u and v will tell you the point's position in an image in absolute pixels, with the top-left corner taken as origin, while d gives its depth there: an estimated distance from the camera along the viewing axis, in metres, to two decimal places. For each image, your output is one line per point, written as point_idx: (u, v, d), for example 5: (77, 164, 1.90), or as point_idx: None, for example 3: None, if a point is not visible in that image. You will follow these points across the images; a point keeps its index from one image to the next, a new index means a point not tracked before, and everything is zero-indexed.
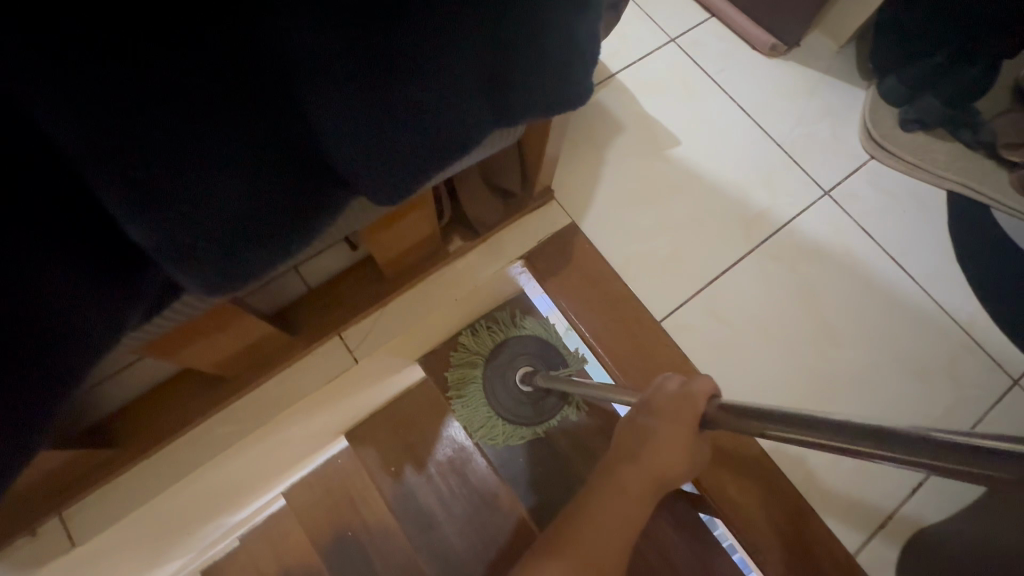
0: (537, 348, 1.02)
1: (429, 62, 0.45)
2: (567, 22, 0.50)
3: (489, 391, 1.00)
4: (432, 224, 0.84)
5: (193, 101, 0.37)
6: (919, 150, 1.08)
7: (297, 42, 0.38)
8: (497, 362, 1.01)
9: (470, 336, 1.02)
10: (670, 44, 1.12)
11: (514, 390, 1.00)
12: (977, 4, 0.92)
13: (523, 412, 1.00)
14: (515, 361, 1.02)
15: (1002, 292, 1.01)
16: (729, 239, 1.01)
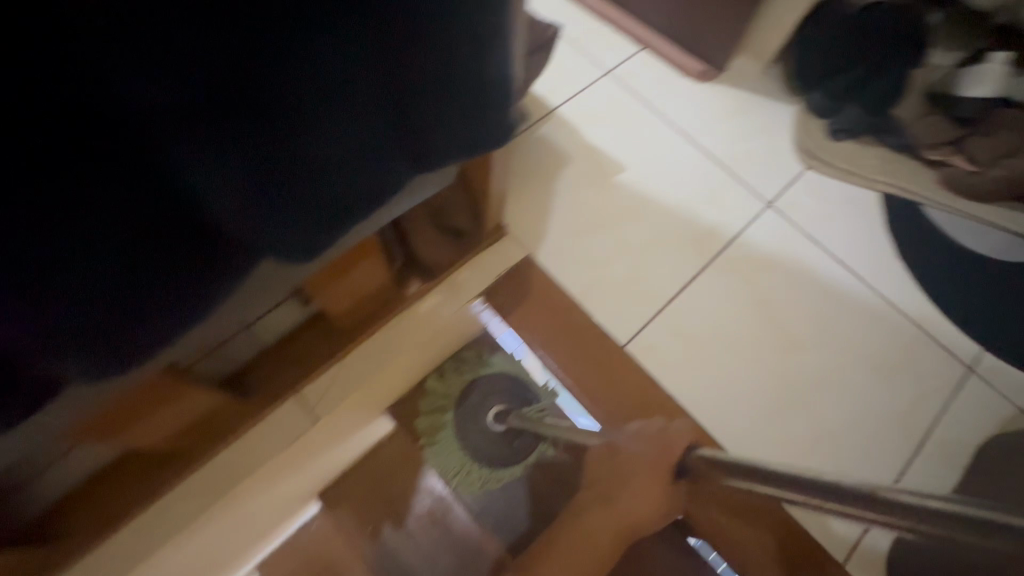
0: (507, 386, 1.01)
1: (313, 117, 0.40)
2: (472, 66, 0.45)
3: (460, 434, 0.99)
4: (383, 277, 0.84)
5: (60, 188, 0.32)
6: (850, 157, 1.12)
7: (163, 111, 0.33)
8: (467, 404, 1.01)
9: (437, 380, 1.01)
10: (605, 77, 1.17)
11: (490, 430, 0.98)
12: (872, 26, 1.08)
13: (497, 452, 0.98)
14: (486, 400, 1.01)
15: (949, 284, 1.04)
16: (683, 254, 1.01)
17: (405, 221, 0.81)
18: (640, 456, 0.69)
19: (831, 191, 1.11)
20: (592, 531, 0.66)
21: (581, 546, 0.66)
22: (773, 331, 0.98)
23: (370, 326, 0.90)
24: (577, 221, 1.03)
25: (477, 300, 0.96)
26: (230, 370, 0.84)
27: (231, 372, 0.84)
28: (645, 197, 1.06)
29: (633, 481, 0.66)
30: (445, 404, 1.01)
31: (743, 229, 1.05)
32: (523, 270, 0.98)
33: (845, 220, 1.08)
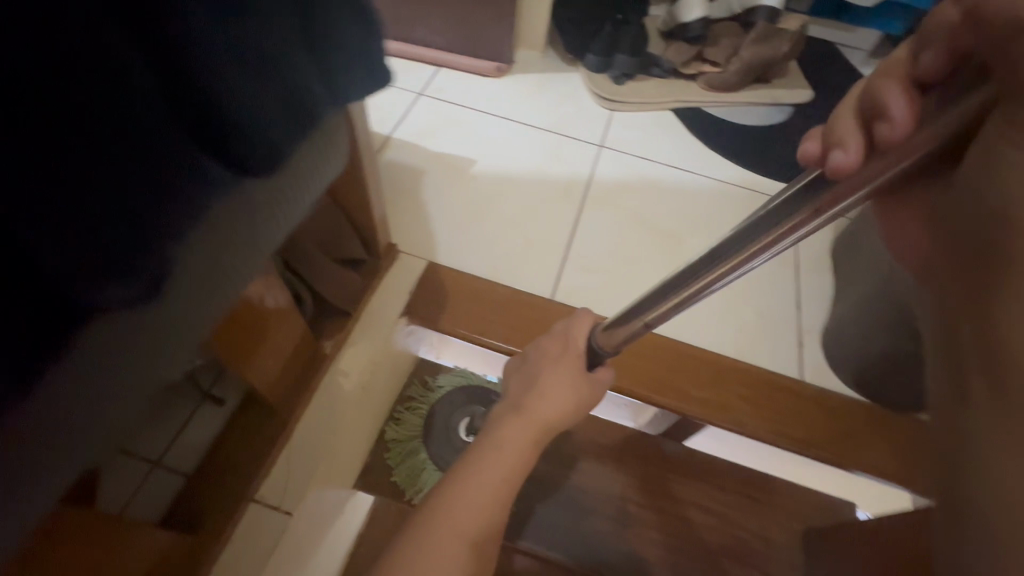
0: (462, 397, 1.00)
1: (304, 92, 0.45)
2: (365, 30, 0.50)
3: (442, 466, 0.93)
4: (299, 331, 0.78)
5: (112, 161, 0.33)
6: (638, 92, 1.34)
7: (191, 63, 0.34)
8: (434, 435, 0.96)
9: (395, 427, 0.98)
10: (419, 97, 1.26)
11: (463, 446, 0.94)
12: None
13: None
14: (452, 421, 0.97)
15: (751, 152, 1.29)
16: (558, 205, 1.11)
17: (302, 258, 0.78)
18: (546, 353, 0.69)
19: (640, 120, 1.31)
20: (504, 439, 0.62)
21: (495, 460, 0.61)
22: (657, 235, 1.10)
23: (300, 397, 0.80)
24: (457, 217, 1.07)
25: (402, 321, 0.92)
26: (163, 507, 0.70)
27: (168, 504, 0.70)
28: (503, 175, 1.14)
29: (540, 379, 0.66)
30: (413, 447, 0.95)
31: (592, 170, 1.18)
32: (432, 275, 0.97)
33: (661, 137, 1.28)
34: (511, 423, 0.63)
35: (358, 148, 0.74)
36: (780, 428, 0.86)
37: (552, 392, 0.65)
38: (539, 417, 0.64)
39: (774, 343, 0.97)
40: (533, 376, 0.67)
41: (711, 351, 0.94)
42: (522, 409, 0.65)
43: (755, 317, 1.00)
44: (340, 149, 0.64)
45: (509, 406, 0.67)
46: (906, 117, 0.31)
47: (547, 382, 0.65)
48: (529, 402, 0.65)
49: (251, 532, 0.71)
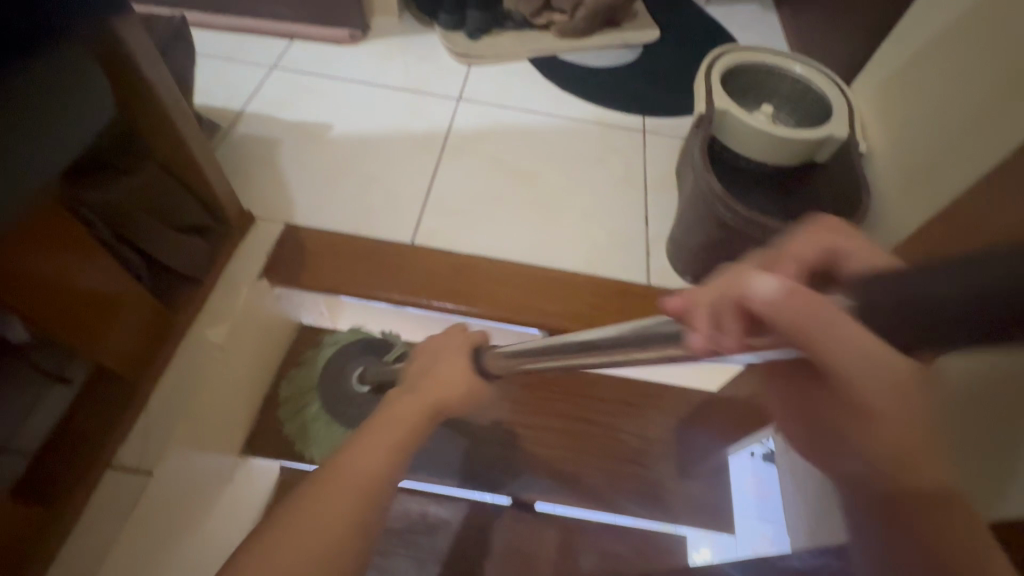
0: (358, 348, 0.96)
1: None
2: None
3: (334, 412, 0.91)
4: (147, 302, 0.79)
5: None
6: (493, 45, 1.38)
7: None
8: (328, 384, 0.94)
9: (288, 384, 0.99)
10: (272, 71, 1.26)
11: (357, 392, 0.92)
12: None
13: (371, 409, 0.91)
14: (347, 368, 0.95)
15: (604, 88, 1.35)
16: (416, 158, 1.15)
17: (133, 228, 0.76)
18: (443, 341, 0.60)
19: (496, 72, 1.35)
20: (394, 414, 0.54)
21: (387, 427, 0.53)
22: (516, 177, 1.15)
23: (150, 364, 0.80)
24: (316, 181, 1.09)
25: (262, 282, 0.93)
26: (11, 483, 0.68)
27: (19, 479, 0.68)
28: (360, 136, 1.16)
29: (435, 366, 0.57)
30: (304, 400, 0.95)
31: (450, 122, 1.21)
32: (292, 236, 0.99)
33: (517, 85, 1.32)
34: (405, 401, 0.55)
35: (167, 107, 0.75)
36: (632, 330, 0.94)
37: (447, 370, 0.56)
38: (434, 401, 0.54)
39: (622, 257, 1.06)
40: (429, 367, 0.57)
41: (566, 270, 1.01)
42: (414, 389, 0.56)
43: (605, 238, 1.08)
44: (104, 96, 0.63)
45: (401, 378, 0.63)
46: (739, 332, 0.30)
47: (443, 357, 0.58)
48: (421, 378, 0.57)
49: (113, 491, 0.73)
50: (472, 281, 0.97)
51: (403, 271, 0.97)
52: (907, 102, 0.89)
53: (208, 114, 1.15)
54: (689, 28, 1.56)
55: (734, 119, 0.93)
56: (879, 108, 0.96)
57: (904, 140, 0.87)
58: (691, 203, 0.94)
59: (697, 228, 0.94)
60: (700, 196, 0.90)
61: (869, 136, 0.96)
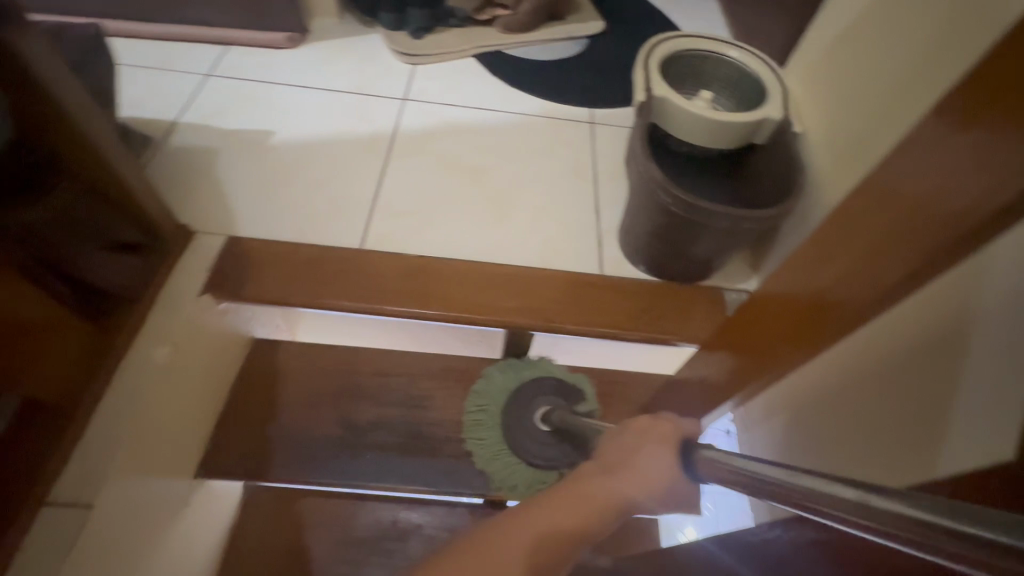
0: (553, 390, 0.97)
1: None
2: None
3: (517, 446, 0.93)
4: (73, 328, 0.75)
5: None
6: (436, 43, 1.37)
7: None
8: (519, 410, 0.96)
9: (490, 378, 1.00)
10: (207, 79, 1.22)
11: (542, 435, 0.93)
12: None
13: (550, 454, 0.91)
14: (536, 402, 0.96)
15: (550, 82, 1.36)
16: (364, 160, 1.13)
17: (57, 248, 0.72)
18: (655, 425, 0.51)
19: (442, 70, 1.34)
20: (578, 497, 0.47)
21: (577, 512, 0.46)
22: (467, 176, 1.14)
23: (86, 392, 0.76)
24: (258, 191, 1.06)
25: (206, 297, 0.90)
26: None
27: None
28: (303, 142, 1.14)
29: (644, 448, 0.49)
30: (492, 409, 0.98)
31: (397, 123, 1.19)
32: (235, 249, 0.96)
33: (464, 83, 1.31)
34: (601, 486, 0.48)
35: (80, 121, 0.71)
36: (589, 320, 0.95)
37: (654, 463, 0.48)
38: (627, 490, 0.47)
39: (574, 249, 1.07)
40: (639, 453, 0.49)
41: (520, 266, 1.01)
42: (617, 470, 0.48)
43: (556, 231, 1.09)
44: None
45: (604, 464, 0.50)
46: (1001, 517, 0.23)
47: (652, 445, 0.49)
48: (626, 461, 0.49)
49: (52, 529, 0.68)
50: (425, 283, 0.96)
51: (352, 277, 0.95)
52: (835, 80, 0.91)
53: (138, 127, 1.10)
54: (631, 17, 1.58)
55: (672, 106, 0.94)
56: (810, 88, 0.98)
57: (835, 118, 0.90)
58: (637, 191, 0.94)
59: (645, 216, 0.95)
60: (645, 183, 0.90)
61: (802, 115, 0.99)
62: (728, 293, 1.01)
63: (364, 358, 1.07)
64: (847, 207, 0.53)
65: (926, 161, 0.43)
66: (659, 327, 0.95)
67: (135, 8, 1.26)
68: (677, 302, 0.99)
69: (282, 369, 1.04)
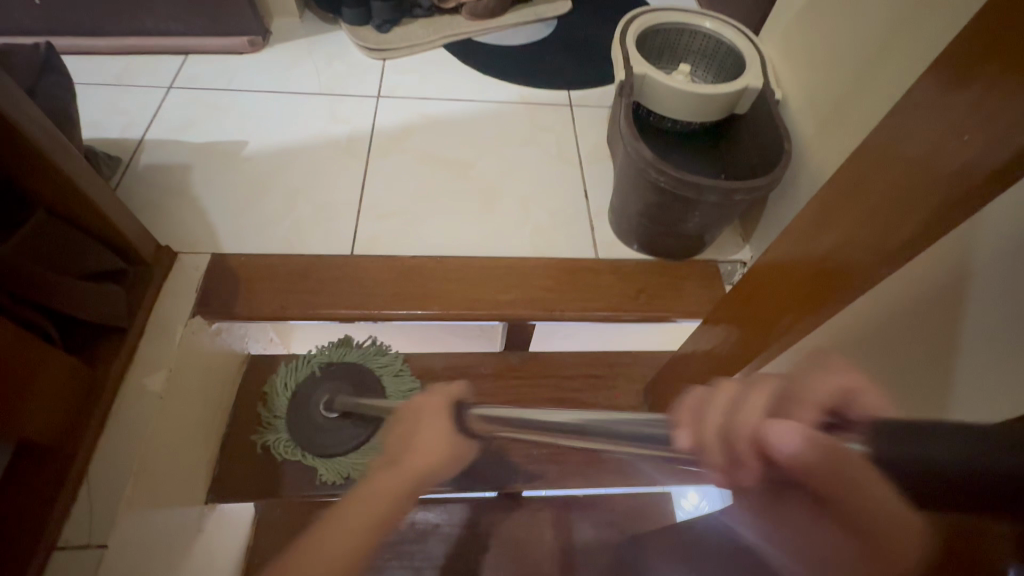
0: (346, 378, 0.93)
1: None
2: None
3: (302, 437, 0.91)
4: (65, 366, 0.72)
5: None
6: (404, 36, 1.33)
7: None
8: (304, 404, 0.93)
9: (283, 373, 0.96)
10: (169, 91, 1.17)
11: (330, 424, 0.91)
12: None
13: (339, 440, 0.91)
14: (322, 392, 0.92)
15: (524, 67, 1.33)
16: (342, 163, 1.10)
17: (36, 286, 0.69)
18: (428, 397, 0.63)
19: (414, 63, 1.30)
20: (380, 488, 0.59)
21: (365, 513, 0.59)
22: (450, 170, 1.12)
23: (86, 430, 0.74)
24: (237, 204, 1.02)
25: (198, 319, 0.87)
26: None
27: None
28: (277, 150, 1.10)
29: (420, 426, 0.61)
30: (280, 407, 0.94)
31: (373, 122, 1.17)
32: (222, 266, 0.93)
33: (437, 74, 1.28)
34: (388, 477, 0.60)
35: (45, 151, 0.68)
36: (588, 306, 0.94)
37: (430, 437, 0.60)
38: (411, 464, 0.59)
39: (567, 234, 1.06)
40: (416, 431, 0.61)
41: (513, 257, 1.00)
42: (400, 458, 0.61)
43: (546, 218, 1.08)
44: None
45: (388, 457, 0.62)
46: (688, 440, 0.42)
47: (428, 420, 0.61)
48: (402, 449, 0.61)
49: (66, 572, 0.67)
50: (420, 283, 0.94)
51: (345, 284, 0.93)
52: (811, 45, 0.92)
53: (104, 149, 1.06)
54: None
55: (654, 83, 0.93)
56: (787, 53, 0.98)
57: (813, 83, 0.91)
58: (626, 170, 0.94)
59: (634, 195, 0.95)
60: (631, 162, 0.90)
61: (780, 82, 0.99)
62: (723, 265, 1.02)
63: None
64: (845, 173, 0.53)
65: (923, 119, 0.44)
66: (659, 306, 0.96)
67: (84, 22, 1.20)
68: (674, 278, 0.99)
69: None
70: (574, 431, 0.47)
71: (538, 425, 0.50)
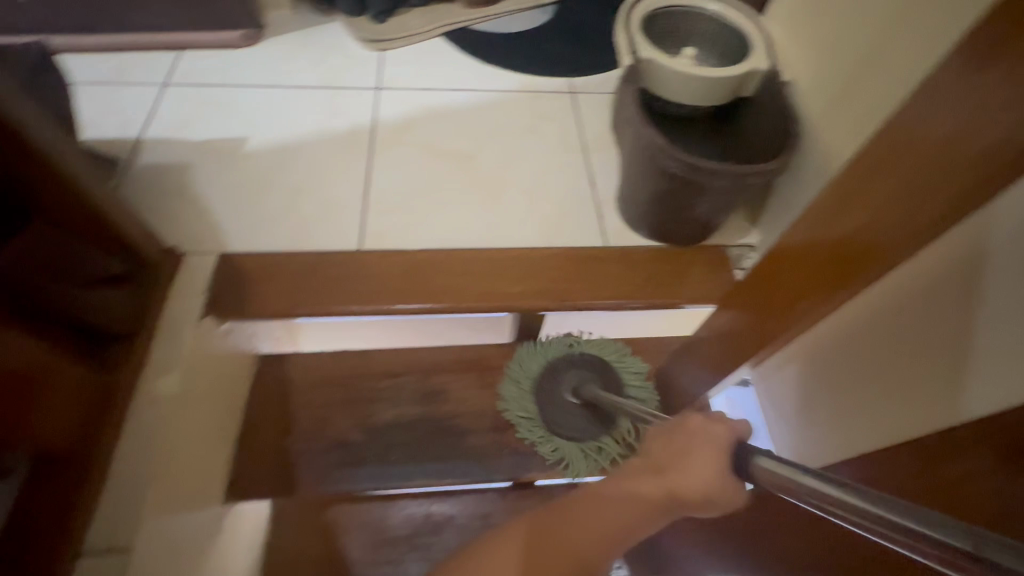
0: (589, 368, 0.99)
1: None
2: None
3: (550, 421, 0.95)
4: (74, 373, 0.71)
5: None
6: (400, 26, 1.31)
7: None
8: (545, 387, 0.98)
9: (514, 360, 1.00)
10: (165, 88, 1.15)
11: (571, 407, 0.96)
12: None
13: (583, 426, 0.95)
14: (567, 382, 0.97)
15: (524, 55, 1.31)
16: (345, 158, 1.08)
17: None
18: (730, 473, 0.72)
19: (412, 54, 1.28)
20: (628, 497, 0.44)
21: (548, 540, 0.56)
22: (454, 160, 1.11)
23: (101, 436, 0.73)
24: (241, 201, 1.01)
25: (208, 320, 0.87)
26: None
27: None
28: (280, 146, 1.08)
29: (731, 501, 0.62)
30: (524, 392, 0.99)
31: (374, 114, 1.15)
32: (229, 266, 0.92)
33: (435, 64, 1.27)
34: (645, 484, 0.44)
35: (49, 154, 0.67)
36: (600, 294, 0.94)
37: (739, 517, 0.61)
38: (673, 487, 0.43)
39: (574, 223, 1.05)
40: (683, 455, 0.45)
41: (522, 247, 0.99)
42: (667, 469, 0.44)
43: (554, 207, 1.07)
44: None
45: (652, 462, 0.46)
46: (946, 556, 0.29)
47: (699, 447, 0.45)
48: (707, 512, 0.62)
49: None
50: (430, 277, 0.94)
51: (358, 279, 0.93)
52: (818, 24, 0.91)
53: (102, 149, 1.04)
54: None
55: (659, 67, 0.92)
56: (792, 34, 0.97)
57: (821, 64, 0.90)
58: (635, 155, 0.93)
59: (643, 181, 0.94)
60: (641, 148, 0.89)
61: (787, 63, 0.98)
62: (731, 250, 1.02)
63: (375, 360, 1.05)
64: (866, 155, 0.53)
65: (952, 99, 0.43)
66: (670, 293, 0.96)
67: (71, 17, 1.16)
68: (682, 264, 0.99)
69: (294, 382, 1.01)
70: (823, 501, 0.36)
71: (824, 500, 0.36)
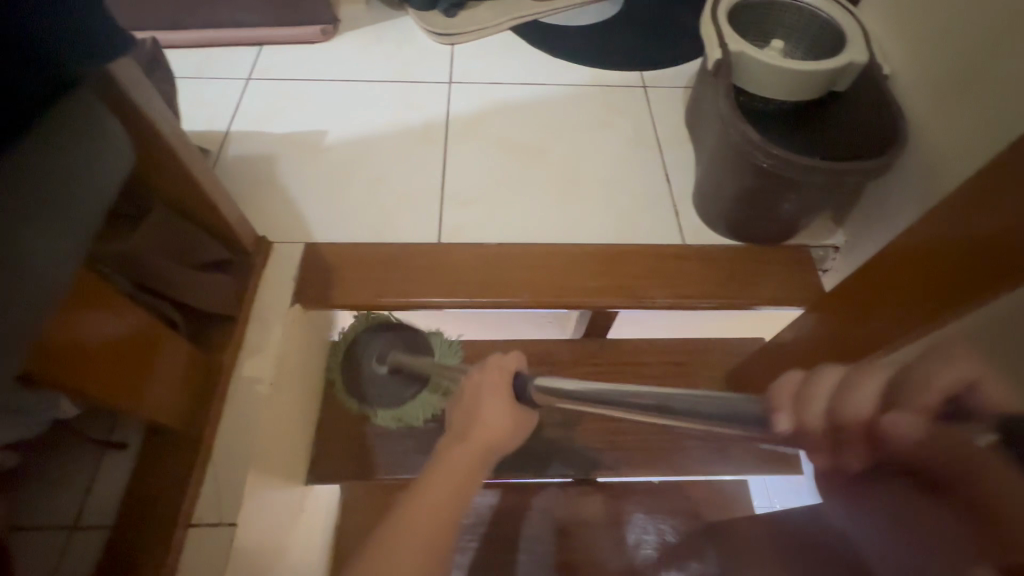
0: (402, 341, 0.95)
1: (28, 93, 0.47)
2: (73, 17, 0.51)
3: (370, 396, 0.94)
4: (184, 352, 0.75)
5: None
6: (470, 20, 1.31)
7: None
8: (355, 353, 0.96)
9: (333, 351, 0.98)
10: (247, 83, 1.19)
11: (385, 379, 0.94)
12: None
13: (390, 388, 0.93)
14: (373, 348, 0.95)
15: (595, 48, 1.30)
16: (419, 151, 1.10)
17: (157, 275, 0.72)
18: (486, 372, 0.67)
19: (482, 48, 1.29)
20: (449, 465, 0.62)
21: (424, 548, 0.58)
22: (523, 154, 1.11)
23: (206, 414, 0.77)
24: (321, 193, 1.04)
25: (297, 307, 0.90)
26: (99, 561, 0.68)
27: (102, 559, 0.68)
28: (356, 139, 1.11)
29: (484, 400, 0.64)
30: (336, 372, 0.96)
31: (447, 109, 1.16)
32: (314, 255, 0.95)
33: (505, 58, 1.27)
34: (457, 451, 0.63)
35: (171, 145, 0.70)
36: (677, 292, 0.93)
37: (491, 413, 0.63)
38: (474, 434, 0.63)
39: (650, 219, 1.04)
40: (478, 407, 0.64)
41: (597, 243, 0.99)
42: (467, 436, 0.63)
43: (628, 203, 1.06)
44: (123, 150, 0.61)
45: (457, 434, 0.65)
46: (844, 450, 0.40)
47: (487, 401, 0.64)
48: (469, 426, 0.64)
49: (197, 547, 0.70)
50: (506, 269, 0.94)
51: (438, 271, 0.94)
52: (923, 14, 0.86)
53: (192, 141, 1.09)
54: None
55: (750, 60, 0.90)
56: (892, 25, 0.93)
57: (926, 56, 0.86)
58: (720, 150, 0.91)
59: (727, 178, 0.92)
60: (729, 143, 0.87)
61: (885, 55, 0.94)
62: (815, 250, 0.99)
63: None
64: None
65: None
66: (752, 293, 0.93)
67: (164, 14, 1.21)
68: (763, 264, 0.96)
69: None
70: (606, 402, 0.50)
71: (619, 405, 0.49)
